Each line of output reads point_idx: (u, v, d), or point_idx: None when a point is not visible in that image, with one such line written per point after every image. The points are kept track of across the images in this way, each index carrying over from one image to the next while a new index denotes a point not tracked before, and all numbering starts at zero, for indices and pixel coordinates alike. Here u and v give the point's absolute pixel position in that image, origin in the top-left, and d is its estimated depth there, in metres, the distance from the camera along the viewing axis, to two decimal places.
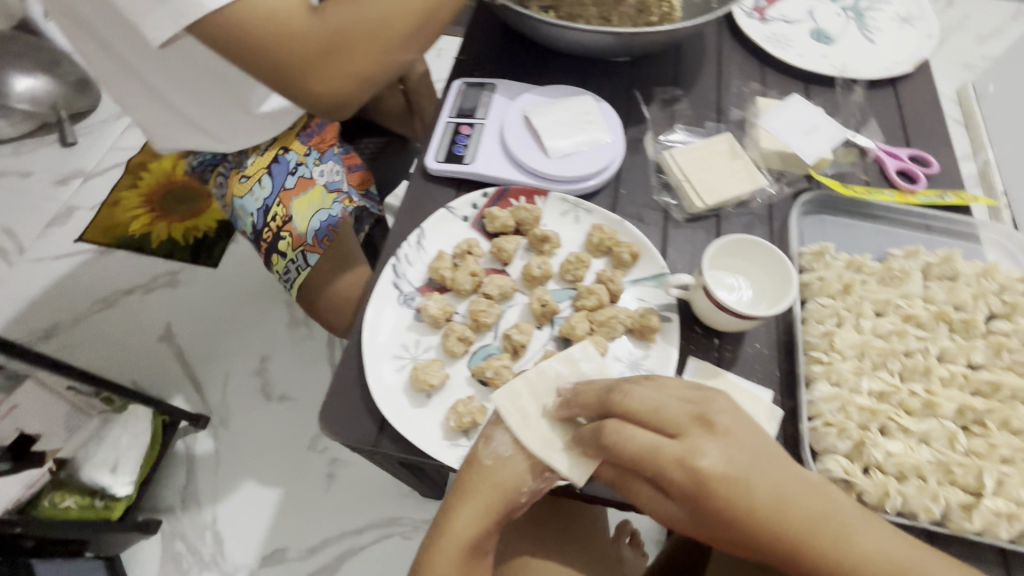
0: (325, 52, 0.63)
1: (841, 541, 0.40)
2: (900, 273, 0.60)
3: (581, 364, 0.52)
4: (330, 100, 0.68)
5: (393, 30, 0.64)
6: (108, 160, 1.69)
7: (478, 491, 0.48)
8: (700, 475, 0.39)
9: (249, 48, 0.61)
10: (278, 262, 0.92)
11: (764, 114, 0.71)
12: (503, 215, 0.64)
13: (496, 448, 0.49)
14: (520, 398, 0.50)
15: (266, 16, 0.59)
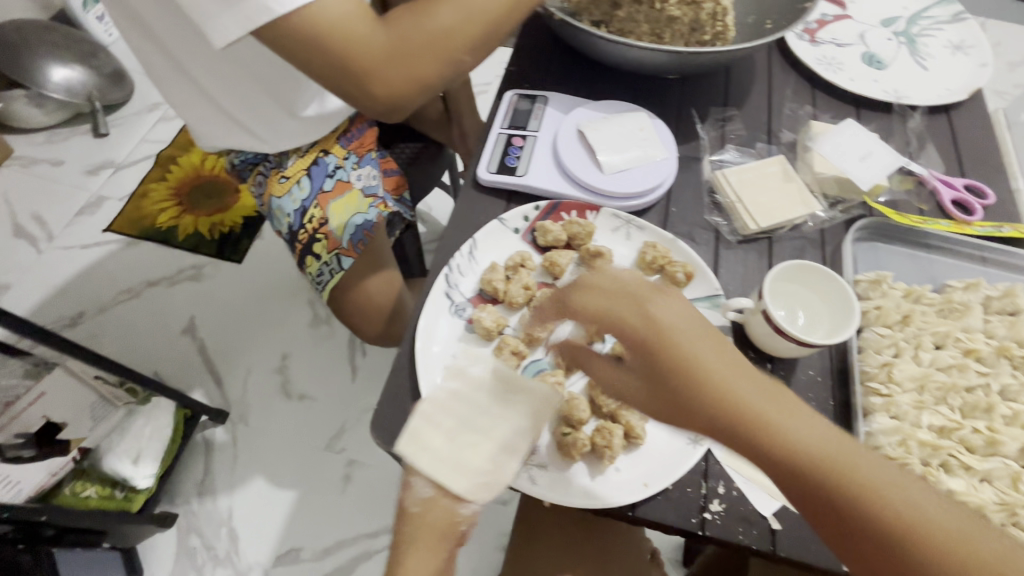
0: (389, 58, 0.63)
1: (809, 446, 0.37)
2: (959, 306, 0.60)
3: (468, 370, 0.49)
4: (386, 106, 0.68)
5: (457, 38, 0.64)
6: (139, 152, 1.71)
7: (420, 540, 0.44)
8: (643, 340, 0.41)
9: (315, 51, 0.61)
10: (312, 264, 0.91)
11: (819, 137, 0.71)
12: (556, 228, 0.64)
13: (418, 492, 0.44)
14: (423, 438, 0.45)
15: (335, 21, 0.59)
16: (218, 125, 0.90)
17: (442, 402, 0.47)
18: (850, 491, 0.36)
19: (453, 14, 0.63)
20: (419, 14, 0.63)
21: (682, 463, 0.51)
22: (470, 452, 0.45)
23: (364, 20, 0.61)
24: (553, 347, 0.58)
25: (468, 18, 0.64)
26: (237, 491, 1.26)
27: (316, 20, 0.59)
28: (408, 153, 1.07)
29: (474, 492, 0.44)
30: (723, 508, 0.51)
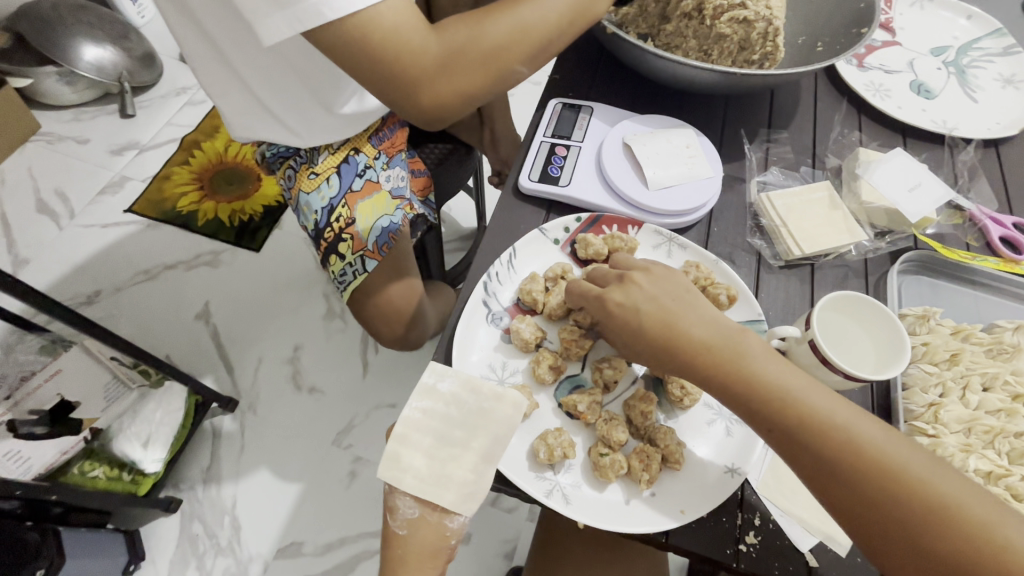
0: (440, 68, 0.62)
1: (775, 389, 0.45)
2: (1010, 348, 0.58)
3: (437, 387, 0.48)
4: (433, 117, 0.67)
5: (508, 52, 0.64)
6: (164, 135, 1.72)
7: (410, 556, 0.49)
8: (634, 301, 0.51)
9: (368, 60, 0.60)
10: (335, 264, 0.91)
11: (868, 164, 0.69)
12: (597, 242, 0.63)
13: (403, 515, 0.48)
14: (404, 458, 0.47)
15: (388, 29, 0.58)
16: (254, 116, 0.90)
17: (418, 424, 0.47)
18: (806, 427, 0.44)
19: (507, 28, 0.62)
20: (472, 26, 0.62)
21: (720, 491, 0.50)
22: (450, 462, 0.47)
23: (416, 29, 0.60)
24: (591, 363, 0.57)
25: (523, 32, 0.63)
26: (243, 481, 1.25)
27: (370, 26, 0.57)
28: (438, 154, 1.06)
29: (455, 503, 0.47)
30: (757, 541, 0.50)
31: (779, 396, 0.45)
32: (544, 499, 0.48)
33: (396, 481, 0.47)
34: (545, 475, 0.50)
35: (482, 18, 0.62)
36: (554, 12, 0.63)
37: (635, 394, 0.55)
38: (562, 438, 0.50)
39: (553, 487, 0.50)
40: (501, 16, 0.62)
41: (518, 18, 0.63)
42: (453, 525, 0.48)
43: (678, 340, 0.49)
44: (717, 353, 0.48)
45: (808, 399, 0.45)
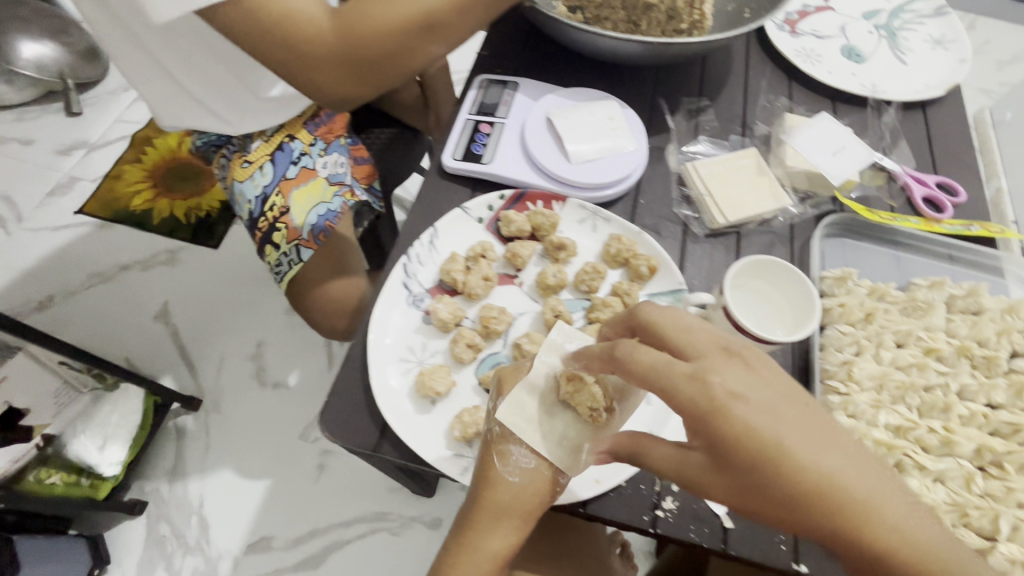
0: (345, 53, 0.61)
1: (870, 511, 0.37)
2: (923, 305, 0.59)
3: (566, 347, 0.51)
4: (335, 97, 0.67)
5: (415, 35, 0.61)
6: (113, 133, 1.65)
7: (503, 508, 0.47)
8: (721, 407, 0.38)
9: (262, 39, 0.59)
10: (271, 254, 0.89)
11: (791, 130, 0.70)
12: (519, 218, 0.62)
13: (517, 462, 0.48)
14: (525, 405, 0.48)
15: (283, 13, 0.58)
16: (179, 104, 0.85)
17: (541, 379, 0.49)
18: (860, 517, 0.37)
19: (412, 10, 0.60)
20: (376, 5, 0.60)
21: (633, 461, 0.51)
22: (569, 427, 0.48)
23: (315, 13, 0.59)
24: (512, 340, 0.57)
25: (428, 15, 0.60)
26: (209, 480, 1.24)
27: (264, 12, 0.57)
28: (383, 139, 1.05)
29: (568, 465, 0.47)
30: (676, 506, 0.51)
31: (873, 524, 0.37)
32: (461, 477, 0.49)
33: (513, 424, 0.48)
34: (462, 454, 0.51)
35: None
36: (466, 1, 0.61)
37: None
38: (478, 415, 0.51)
39: (470, 464, 0.50)
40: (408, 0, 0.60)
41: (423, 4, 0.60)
42: (562, 484, 0.48)
43: (769, 461, 0.37)
44: (816, 476, 0.37)
45: (907, 529, 0.37)
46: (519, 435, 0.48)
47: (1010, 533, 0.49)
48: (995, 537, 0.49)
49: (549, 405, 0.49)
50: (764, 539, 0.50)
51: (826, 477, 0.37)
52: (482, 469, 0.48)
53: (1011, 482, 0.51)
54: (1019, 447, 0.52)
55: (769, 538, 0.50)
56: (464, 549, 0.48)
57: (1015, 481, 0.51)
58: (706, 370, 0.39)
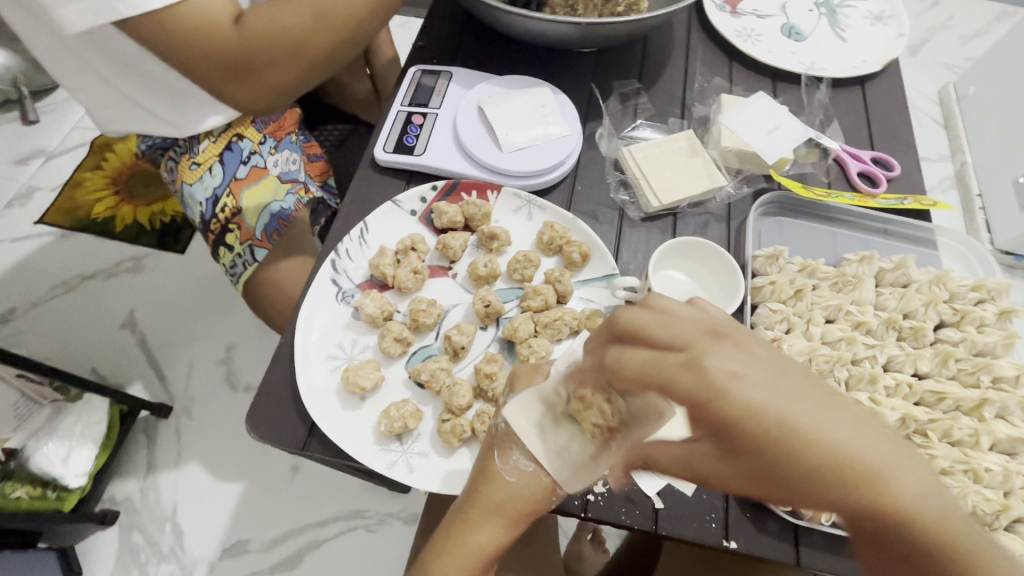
0: (252, 60, 0.61)
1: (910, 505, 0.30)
2: (853, 279, 0.60)
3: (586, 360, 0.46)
4: (254, 107, 0.69)
5: (318, 36, 0.62)
6: (72, 139, 1.48)
7: (495, 506, 0.44)
8: (719, 392, 0.29)
9: (178, 57, 0.59)
10: (224, 255, 0.82)
11: (725, 111, 0.70)
12: (451, 209, 0.61)
13: (517, 462, 0.44)
14: (532, 411, 0.45)
15: (192, 24, 0.56)
16: (117, 106, 0.78)
17: (554, 390, 0.45)
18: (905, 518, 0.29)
19: (311, 11, 0.60)
20: (275, 9, 0.60)
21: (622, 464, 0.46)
22: (574, 442, 0.44)
23: (223, 20, 0.57)
24: (443, 332, 0.57)
25: (327, 15, 0.61)
26: (178, 480, 1.12)
27: (172, 23, 0.55)
28: (336, 135, 1.03)
29: (569, 480, 0.43)
30: (607, 490, 0.51)
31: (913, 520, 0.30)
32: (389, 471, 0.49)
33: (515, 424, 0.45)
34: (391, 447, 0.50)
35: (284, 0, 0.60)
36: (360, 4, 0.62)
37: (485, 358, 0.55)
38: (405, 409, 0.50)
39: (398, 458, 0.50)
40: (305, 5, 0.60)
41: (321, 9, 0.61)
42: (560, 497, 0.44)
43: (785, 449, 0.29)
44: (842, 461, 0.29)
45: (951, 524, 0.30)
46: (522, 438, 0.44)
47: None
48: None
49: (560, 416, 0.45)
50: (695, 518, 0.50)
51: (856, 460, 0.29)
52: (482, 463, 0.46)
53: (933, 449, 0.51)
54: (943, 414, 0.53)
55: (699, 516, 0.50)
56: (451, 542, 0.44)
57: (938, 448, 0.51)
58: (696, 351, 0.30)
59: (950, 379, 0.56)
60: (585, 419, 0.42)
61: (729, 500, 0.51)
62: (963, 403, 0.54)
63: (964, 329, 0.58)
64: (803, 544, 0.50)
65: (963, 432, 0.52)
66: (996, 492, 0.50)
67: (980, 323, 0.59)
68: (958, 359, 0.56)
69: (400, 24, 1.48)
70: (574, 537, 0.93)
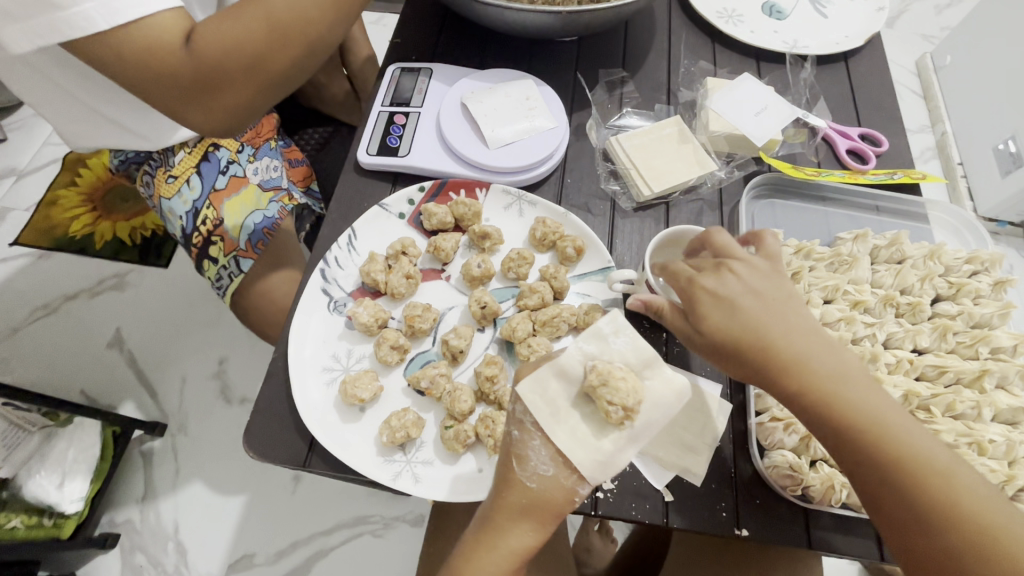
0: (208, 79, 0.58)
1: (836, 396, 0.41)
2: (848, 258, 0.59)
3: (610, 342, 0.44)
4: (215, 130, 0.65)
5: (274, 47, 0.59)
6: (44, 156, 1.44)
7: (521, 511, 0.43)
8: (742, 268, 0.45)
9: (128, 75, 0.57)
10: (209, 269, 0.79)
11: (713, 95, 0.69)
12: (440, 210, 0.60)
13: (535, 467, 0.43)
14: (549, 388, 0.43)
15: (140, 44, 0.55)
16: (86, 123, 0.75)
17: (574, 366, 0.43)
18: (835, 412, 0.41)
19: (264, 21, 0.57)
20: (226, 22, 0.57)
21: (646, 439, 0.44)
22: (589, 423, 0.42)
23: (174, 40, 0.56)
24: (440, 337, 0.55)
25: (281, 23, 0.58)
26: (178, 498, 1.10)
27: (119, 44, 0.54)
28: (317, 138, 1.00)
29: (592, 473, 0.42)
30: (615, 485, 0.50)
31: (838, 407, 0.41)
32: (392, 482, 0.48)
33: (531, 402, 0.43)
34: (394, 458, 0.49)
35: (236, 13, 0.58)
36: (315, 14, 0.59)
37: (484, 361, 0.53)
38: (406, 419, 0.49)
39: (402, 468, 0.49)
40: (258, 20, 0.57)
41: (276, 23, 0.58)
42: (583, 498, 0.43)
43: (760, 337, 0.42)
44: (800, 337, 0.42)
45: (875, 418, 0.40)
46: (540, 441, 0.43)
47: None
48: None
49: (575, 396, 0.43)
50: (706, 507, 0.50)
51: (797, 340, 0.42)
52: (501, 471, 0.44)
53: (937, 424, 0.52)
54: (945, 389, 0.53)
55: (710, 506, 0.50)
56: (481, 546, 0.44)
57: (941, 422, 0.52)
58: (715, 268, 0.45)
59: (949, 353, 0.56)
60: (600, 397, 0.42)
61: (738, 487, 0.51)
62: (963, 376, 0.54)
63: (960, 302, 0.58)
64: (813, 527, 0.49)
65: (964, 405, 0.52)
66: (1001, 463, 0.50)
67: (976, 294, 0.59)
68: (955, 332, 0.56)
69: (374, 21, 1.45)
70: (582, 528, 0.93)
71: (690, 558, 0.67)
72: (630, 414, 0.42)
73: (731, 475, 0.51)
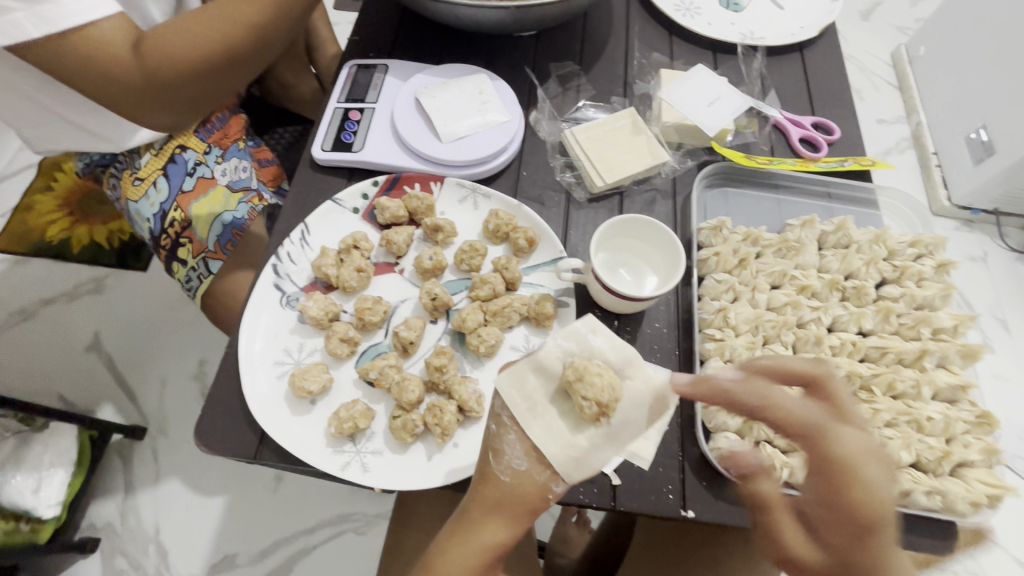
0: (155, 88, 0.61)
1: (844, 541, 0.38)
2: (795, 244, 0.61)
3: (589, 341, 0.45)
4: (166, 126, 0.69)
5: (224, 61, 0.63)
6: (18, 161, 1.42)
7: (495, 504, 0.44)
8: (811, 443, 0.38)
9: (74, 80, 0.59)
10: (178, 271, 0.80)
11: (665, 86, 0.70)
12: (393, 204, 0.60)
13: (510, 461, 0.43)
14: (526, 383, 0.44)
15: (83, 54, 0.57)
16: (45, 126, 0.75)
17: (553, 364, 0.44)
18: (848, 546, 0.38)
19: (215, 38, 0.61)
20: (172, 34, 0.60)
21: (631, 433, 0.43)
22: (565, 419, 0.43)
23: (118, 50, 0.58)
24: (392, 329, 0.56)
25: (232, 42, 0.62)
26: (158, 501, 1.10)
27: (66, 52, 0.57)
28: (287, 138, 1.00)
29: (565, 468, 0.42)
30: None
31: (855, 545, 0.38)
32: (341, 472, 0.48)
33: (509, 397, 0.43)
34: (344, 449, 0.50)
35: (182, 24, 0.60)
36: (262, 32, 0.63)
37: (435, 352, 0.54)
38: (355, 410, 0.50)
39: (351, 459, 0.49)
40: (207, 36, 0.60)
41: (225, 40, 0.61)
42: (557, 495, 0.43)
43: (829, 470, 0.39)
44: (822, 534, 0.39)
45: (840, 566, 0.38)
46: (512, 439, 0.43)
47: (878, 451, 0.51)
48: None
49: (553, 393, 0.43)
50: (654, 490, 0.51)
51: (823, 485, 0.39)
52: (479, 465, 0.45)
53: (877, 403, 0.53)
54: (886, 369, 0.55)
55: (658, 489, 0.51)
56: (454, 539, 0.44)
57: (882, 402, 0.53)
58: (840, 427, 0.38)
59: (893, 334, 0.57)
60: (575, 392, 0.41)
61: (686, 469, 0.52)
62: (905, 356, 0.55)
63: (904, 285, 0.60)
64: None
65: (905, 384, 0.54)
66: (938, 440, 0.51)
67: (919, 277, 0.60)
68: (898, 314, 0.58)
69: (349, 21, 1.45)
70: (560, 520, 0.94)
71: (655, 542, 0.68)
72: (605, 410, 0.41)
73: (679, 458, 0.52)
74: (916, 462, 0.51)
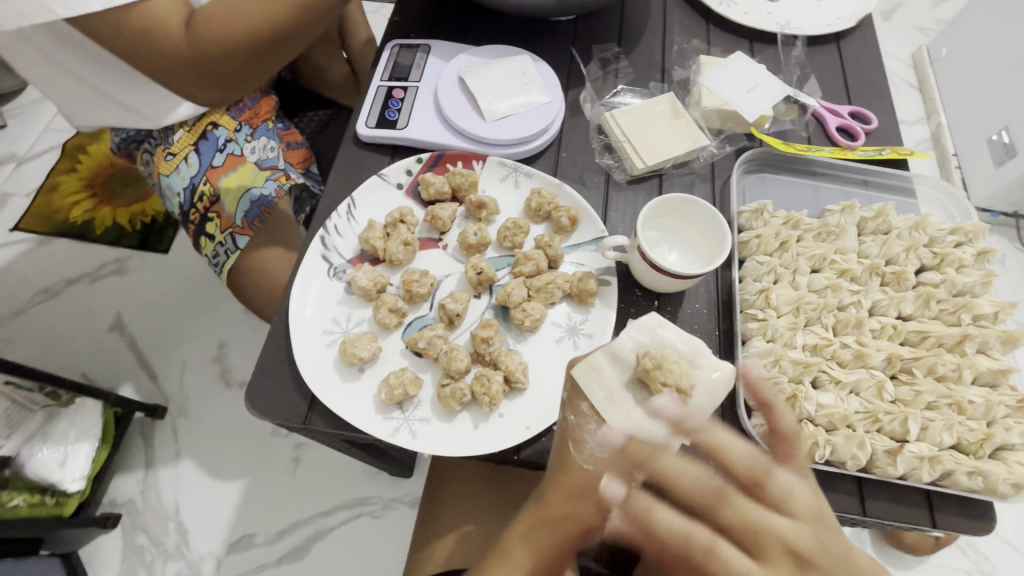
0: (201, 64, 0.63)
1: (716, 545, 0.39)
2: (835, 229, 0.61)
3: (659, 333, 0.46)
4: (210, 99, 0.71)
5: (268, 40, 0.64)
6: (44, 142, 1.44)
7: (579, 491, 0.46)
8: (726, 492, 0.40)
9: (126, 54, 0.61)
10: (206, 246, 0.81)
11: (705, 72, 0.70)
12: (438, 180, 0.61)
13: (591, 449, 0.45)
14: (602, 372, 0.45)
15: (135, 29, 0.59)
16: (84, 100, 0.76)
17: (626, 353, 0.45)
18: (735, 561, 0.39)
19: (261, 14, 0.61)
20: (221, 11, 0.60)
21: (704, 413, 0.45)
22: (643, 406, 0.44)
23: (169, 27, 0.60)
24: (438, 302, 0.57)
25: (279, 20, 0.62)
26: (179, 479, 1.11)
27: (120, 26, 0.58)
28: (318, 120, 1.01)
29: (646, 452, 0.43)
30: None
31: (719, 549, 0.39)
32: (391, 437, 0.49)
33: (585, 385, 0.46)
34: (392, 415, 0.51)
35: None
36: (307, 10, 0.63)
37: (481, 324, 0.55)
38: (404, 377, 0.51)
39: (400, 425, 0.50)
40: (253, 12, 0.61)
41: (272, 17, 0.62)
42: None
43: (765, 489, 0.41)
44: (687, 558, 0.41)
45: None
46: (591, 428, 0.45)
47: (919, 433, 0.51)
48: (905, 438, 0.51)
49: (627, 380, 0.45)
50: None
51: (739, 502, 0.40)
52: (560, 451, 0.47)
53: (918, 385, 0.54)
54: (927, 352, 0.55)
55: None
56: (537, 518, 0.47)
57: (923, 384, 0.54)
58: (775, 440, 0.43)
59: (933, 320, 0.57)
60: (654, 379, 0.43)
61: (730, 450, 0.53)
62: (946, 340, 0.56)
63: (944, 271, 0.60)
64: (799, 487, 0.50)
65: (946, 367, 0.54)
66: (979, 423, 0.52)
67: (959, 264, 0.60)
68: (939, 300, 0.58)
69: (374, 10, 1.46)
70: None
71: None
72: (683, 395, 0.43)
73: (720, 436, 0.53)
74: (956, 444, 0.52)
